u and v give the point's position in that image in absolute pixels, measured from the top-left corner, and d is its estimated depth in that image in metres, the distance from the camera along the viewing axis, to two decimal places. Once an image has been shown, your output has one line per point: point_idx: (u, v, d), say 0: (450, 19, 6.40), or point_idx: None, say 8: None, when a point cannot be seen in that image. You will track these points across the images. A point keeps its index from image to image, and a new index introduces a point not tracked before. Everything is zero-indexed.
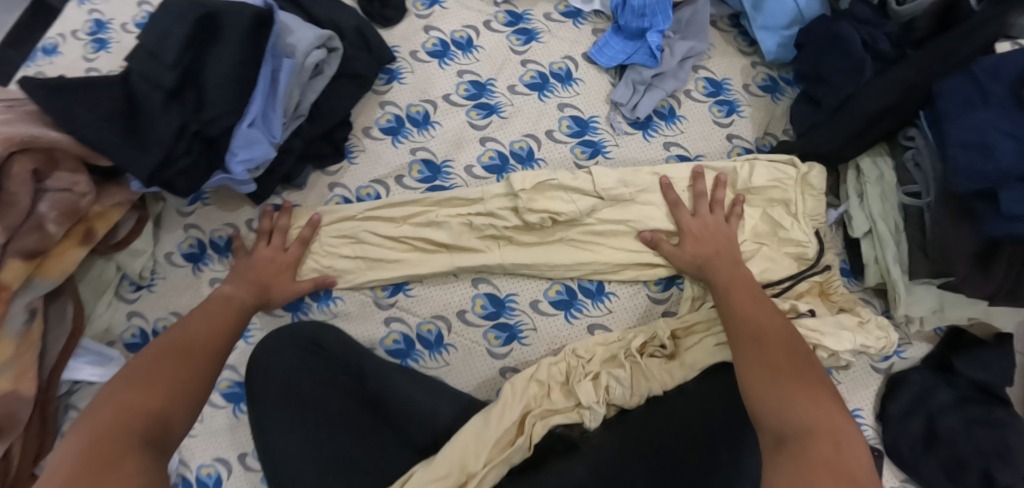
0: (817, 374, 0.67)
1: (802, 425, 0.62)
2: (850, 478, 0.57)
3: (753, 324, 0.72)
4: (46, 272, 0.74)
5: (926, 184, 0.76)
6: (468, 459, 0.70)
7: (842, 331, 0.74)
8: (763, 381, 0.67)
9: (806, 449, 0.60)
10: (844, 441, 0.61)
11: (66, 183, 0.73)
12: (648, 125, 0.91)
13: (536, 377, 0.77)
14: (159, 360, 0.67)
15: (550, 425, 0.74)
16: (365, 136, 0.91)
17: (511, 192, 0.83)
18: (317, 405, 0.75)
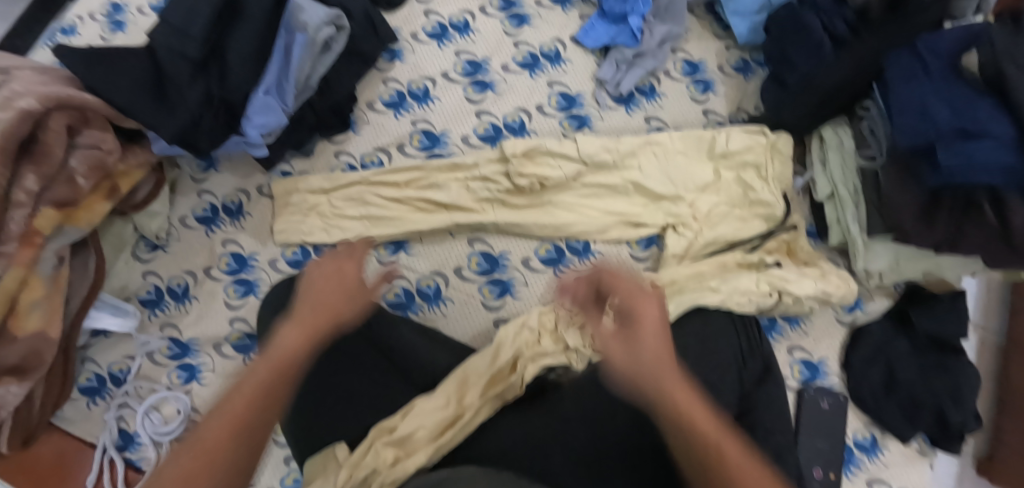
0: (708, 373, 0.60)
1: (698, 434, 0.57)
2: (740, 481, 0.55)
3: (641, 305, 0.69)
4: (76, 222, 0.80)
5: (880, 148, 0.86)
6: (464, 390, 0.78)
7: (804, 278, 0.84)
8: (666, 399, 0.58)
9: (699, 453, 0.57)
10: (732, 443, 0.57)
11: (94, 141, 0.79)
12: (631, 101, 0.99)
13: (527, 324, 0.85)
14: (295, 326, 0.62)
15: (539, 366, 0.81)
16: (370, 109, 0.98)
17: (504, 157, 0.91)
18: (327, 343, 0.78)
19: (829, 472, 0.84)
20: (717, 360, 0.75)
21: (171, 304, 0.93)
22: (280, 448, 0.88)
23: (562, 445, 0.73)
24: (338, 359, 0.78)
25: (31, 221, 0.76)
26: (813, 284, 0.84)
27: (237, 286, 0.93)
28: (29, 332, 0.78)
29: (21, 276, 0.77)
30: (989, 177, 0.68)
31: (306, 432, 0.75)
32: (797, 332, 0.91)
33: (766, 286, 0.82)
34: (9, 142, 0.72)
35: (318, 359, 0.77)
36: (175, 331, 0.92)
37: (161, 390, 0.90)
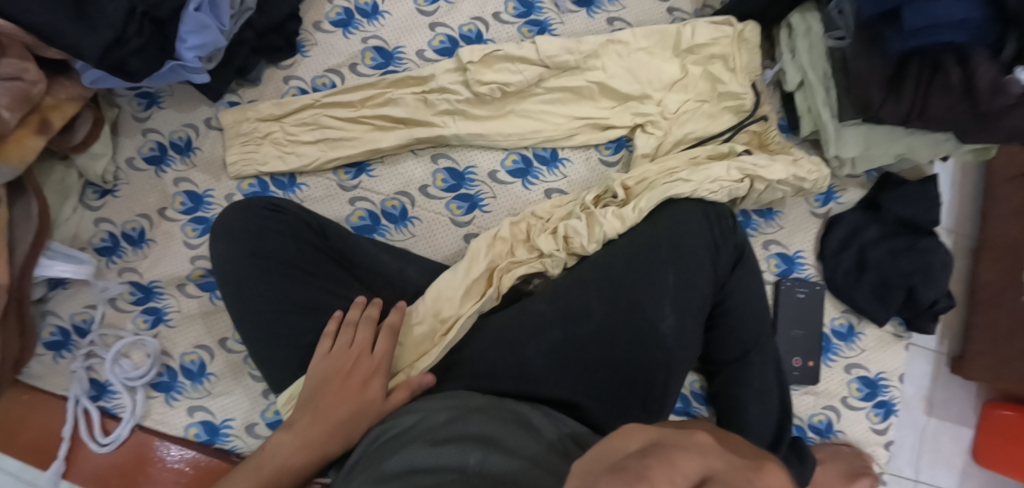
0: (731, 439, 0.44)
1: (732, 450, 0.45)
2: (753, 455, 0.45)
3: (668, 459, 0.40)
4: (6, 158, 0.77)
5: (848, 28, 0.80)
6: (441, 305, 0.77)
7: (775, 163, 0.82)
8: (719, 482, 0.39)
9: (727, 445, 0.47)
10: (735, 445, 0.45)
11: (14, 70, 0.75)
12: (591, 2, 0.94)
13: (500, 235, 0.83)
14: (340, 389, 0.67)
15: (514, 277, 0.80)
16: (316, 30, 0.92)
17: (460, 66, 0.87)
18: (287, 260, 0.76)
19: (808, 361, 0.86)
20: (693, 253, 0.75)
21: (128, 249, 0.89)
22: (259, 383, 0.87)
23: (543, 345, 0.70)
24: (302, 276, 0.76)
25: None
26: (785, 170, 0.82)
27: (195, 224, 0.89)
28: None
29: None
30: (953, 34, 0.67)
31: (280, 355, 0.72)
32: (771, 226, 0.90)
33: (737, 173, 0.81)
34: None
35: (283, 279, 0.74)
36: (135, 276, 0.88)
37: (127, 336, 0.87)
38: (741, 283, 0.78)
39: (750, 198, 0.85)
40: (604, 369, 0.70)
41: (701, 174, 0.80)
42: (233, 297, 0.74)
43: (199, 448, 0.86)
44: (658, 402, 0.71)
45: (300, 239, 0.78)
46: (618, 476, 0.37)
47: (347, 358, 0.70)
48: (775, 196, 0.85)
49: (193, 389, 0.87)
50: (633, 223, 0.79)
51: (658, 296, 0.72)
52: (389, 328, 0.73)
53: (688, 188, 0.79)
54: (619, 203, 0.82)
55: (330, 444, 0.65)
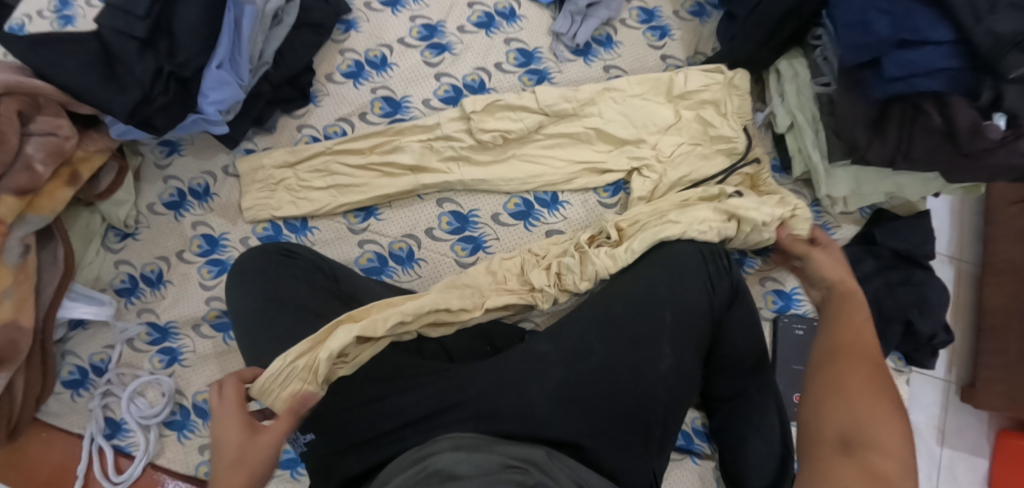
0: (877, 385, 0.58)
1: (839, 335, 0.62)
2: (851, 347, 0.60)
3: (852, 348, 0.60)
4: (38, 209, 0.82)
5: (833, 73, 0.84)
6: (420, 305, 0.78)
7: (762, 206, 0.84)
8: (837, 343, 0.61)
9: (845, 371, 0.59)
10: (854, 331, 0.62)
11: (50, 127, 0.81)
12: (588, 52, 0.98)
13: (491, 268, 0.88)
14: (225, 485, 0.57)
15: (500, 299, 0.85)
16: (328, 81, 0.97)
17: (465, 115, 0.91)
18: (290, 294, 0.79)
19: None
20: (686, 291, 0.77)
21: (146, 290, 0.92)
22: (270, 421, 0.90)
23: (546, 386, 0.72)
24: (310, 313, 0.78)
25: None
26: (771, 210, 0.84)
27: (211, 266, 0.93)
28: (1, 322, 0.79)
29: None
30: (929, 81, 0.70)
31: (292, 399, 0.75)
32: (766, 262, 0.92)
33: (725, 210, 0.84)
34: None
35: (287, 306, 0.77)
36: (153, 316, 0.92)
37: (144, 375, 0.90)
38: (734, 321, 0.80)
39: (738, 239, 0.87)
40: (605, 409, 0.72)
41: (690, 213, 0.84)
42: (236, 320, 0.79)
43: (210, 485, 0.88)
44: (658, 438, 0.73)
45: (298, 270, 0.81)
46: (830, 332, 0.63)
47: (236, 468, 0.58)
48: (760, 238, 0.85)
49: (205, 427, 0.89)
50: (625, 261, 0.83)
51: (656, 336, 0.75)
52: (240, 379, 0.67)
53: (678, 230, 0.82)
54: (613, 243, 0.86)
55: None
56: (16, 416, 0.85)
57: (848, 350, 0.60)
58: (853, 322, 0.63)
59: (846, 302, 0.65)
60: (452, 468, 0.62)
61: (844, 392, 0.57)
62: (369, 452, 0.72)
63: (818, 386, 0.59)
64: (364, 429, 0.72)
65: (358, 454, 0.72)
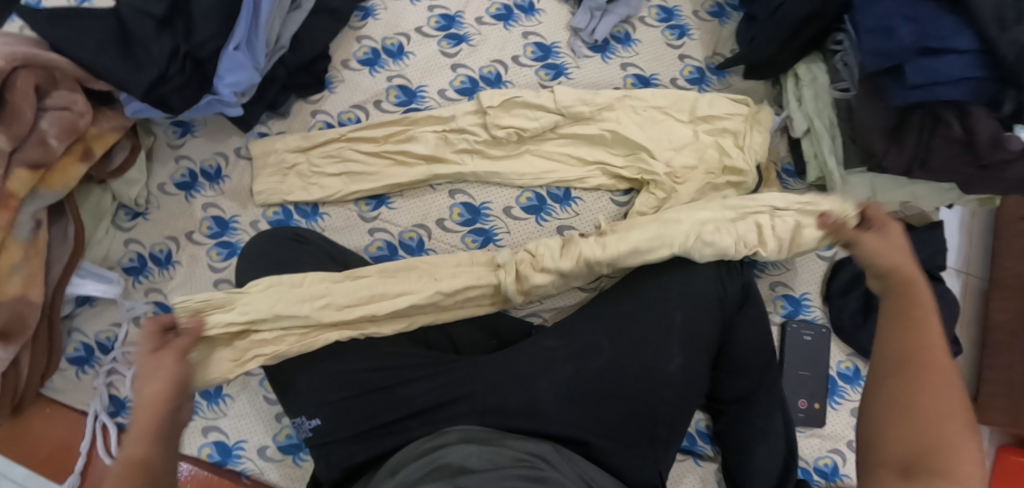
0: (942, 402, 0.55)
1: (901, 346, 0.58)
2: (920, 361, 0.56)
3: (920, 356, 0.57)
4: (50, 185, 0.82)
5: (853, 79, 0.84)
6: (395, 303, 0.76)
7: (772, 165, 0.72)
8: (899, 351, 0.57)
9: (915, 384, 0.55)
10: (918, 339, 0.57)
11: (64, 102, 0.80)
12: (606, 48, 0.98)
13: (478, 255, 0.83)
14: (138, 433, 0.55)
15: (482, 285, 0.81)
16: (344, 67, 0.96)
17: (480, 109, 0.91)
18: (296, 277, 0.79)
19: (814, 403, 0.88)
20: (696, 293, 0.78)
21: (155, 270, 0.92)
22: (274, 405, 0.90)
23: (552, 383, 0.73)
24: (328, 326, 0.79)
25: (5, 182, 0.77)
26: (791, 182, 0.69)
27: (220, 249, 0.92)
28: (9, 296, 0.79)
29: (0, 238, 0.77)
30: (950, 91, 0.70)
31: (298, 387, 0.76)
32: (778, 268, 0.92)
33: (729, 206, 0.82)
34: None
35: (299, 305, 0.78)
36: (160, 296, 0.92)
37: None
38: (743, 324, 0.80)
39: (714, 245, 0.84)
40: (611, 405, 0.73)
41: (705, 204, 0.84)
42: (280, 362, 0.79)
43: (211, 468, 0.88)
44: (665, 439, 0.73)
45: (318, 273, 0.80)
46: (890, 327, 0.59)
47: (151, 415, 0.56)
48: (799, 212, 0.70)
49: (209, 409, 0.89)
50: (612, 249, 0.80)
51: (666, 336, 0.76)
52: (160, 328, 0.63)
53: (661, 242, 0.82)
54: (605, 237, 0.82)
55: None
56: (22, 389, 0.85)
57: (919, 357, 0.56)
58: (925, 324, 0.58)
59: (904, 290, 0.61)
60: (464, 461, 0.64)
61: (914, 421, 0.54)
62: (371, 442, 0.73)
63: (888, 415, 0.56)
64: (368, 419, 0.73)
65: (360, 444, 0.73)
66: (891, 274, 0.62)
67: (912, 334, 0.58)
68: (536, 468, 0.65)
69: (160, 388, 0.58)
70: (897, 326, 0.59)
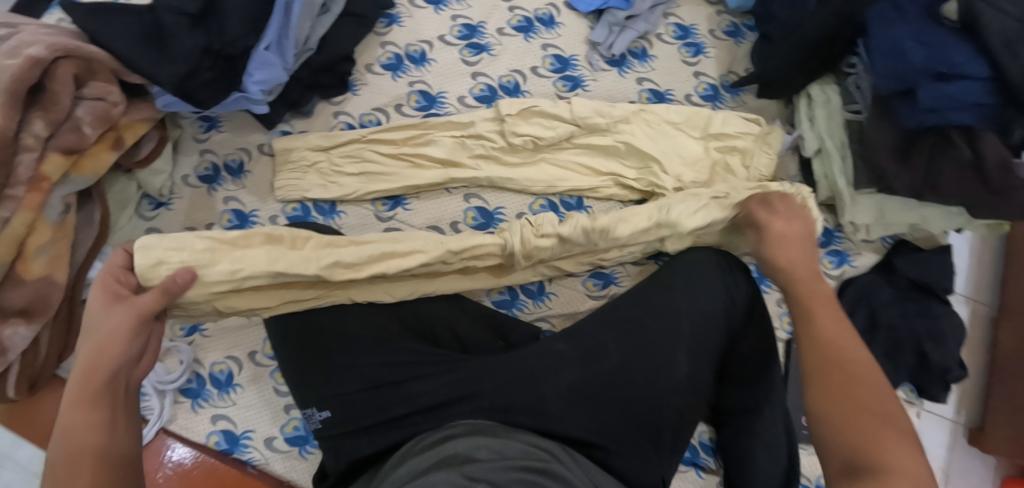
0: (854, 373, 0.65)
1: (817, 340, 0.68)
2: (840, 353, 0.66)
3: (828, 346, 0.67)
4: (81, 170, 0.85)
5: (866, 102, 0.87)
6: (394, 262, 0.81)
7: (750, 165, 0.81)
8: (813, 343, 0.68)
9: (830, 379, 0.65)
10: (817, 328, 0.69)
11: (100, 92, 0.83)
12: (623, 63, 1.00)
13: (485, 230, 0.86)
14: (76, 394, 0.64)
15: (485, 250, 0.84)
16: (367, 71, 0.99)
17: (498, 116, 0.93)
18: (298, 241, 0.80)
19: None
20: (704, 307, 0.80)
21: None
22: (283, 397, 0.91)
23: (559, 384, 0.75)
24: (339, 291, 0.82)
25: (39, 165, 0.81)
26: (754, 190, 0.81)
27: None
28: (35, 275, 0.83)
29: (30, 220, 0.81)
30: (960, 115, 0.72)
31: (304, 377, 0.78)
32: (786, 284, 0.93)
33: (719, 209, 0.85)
34: (17, 87, 0.77)
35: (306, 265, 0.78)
36: None
37: (164, 342, 0.91)
38: (749, 337, 0.82)
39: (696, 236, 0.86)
40: (617, 410, 0.74)
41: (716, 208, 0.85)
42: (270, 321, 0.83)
43: (218, 456, 0.90)
44: (669, 445, 0.75)
45: (338, 255, 0.79)
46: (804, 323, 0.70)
47: (81, 402, 0.64)
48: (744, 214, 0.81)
49: (219, 398, 0.91)
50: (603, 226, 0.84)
51: (673, 343, 0.77)
52: (110, 290, 0.71)
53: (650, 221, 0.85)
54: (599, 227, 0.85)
55: (107, 469, 0.61)
56: (38, 369, 0.87)
57: (830, 343, 0.67)
58: (820, 322, 0.69)
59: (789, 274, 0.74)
60: (472, 452, 0.67)
61: (844, 414, 0.62)
62: (379, 434, 0.75)
63: (821, 409, 0.64)
64: (376, 412, 0.76)
65: (368, 436, 0.75)
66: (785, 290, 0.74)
67: (820, 318, 0.69)
68: (543, 460, 0.67)
69: (87, 367, 0.66)
70: (806, 322, 0.70)
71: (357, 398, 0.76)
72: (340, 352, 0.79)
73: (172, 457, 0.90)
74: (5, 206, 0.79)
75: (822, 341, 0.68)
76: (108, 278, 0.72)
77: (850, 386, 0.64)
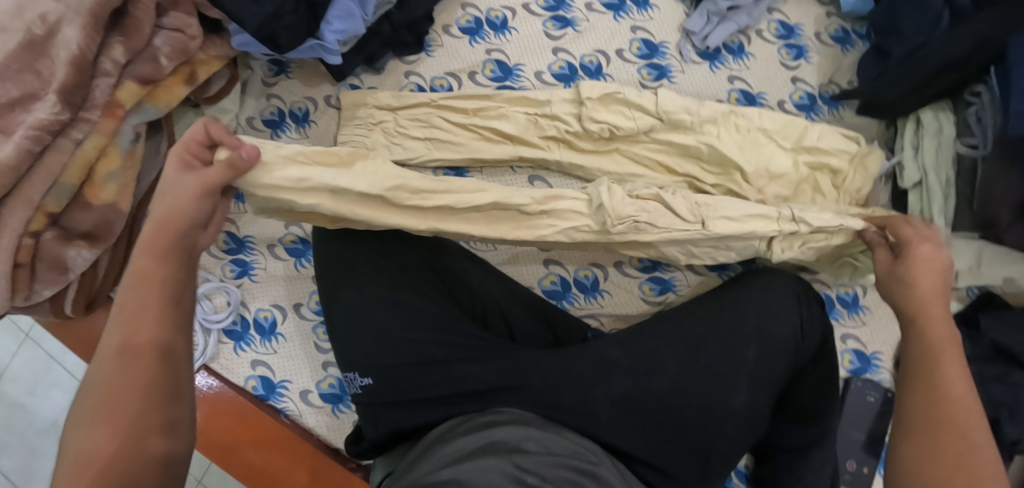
0: (971, 435, 0.59)
1: (931, 389, 0.63)
2: (956, 409, 0.61)
3: (943, 399, 0.62)
4: (155, 100, 0.84)
5: (984, 137, 0.79)
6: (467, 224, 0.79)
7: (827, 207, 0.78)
8: (921, 393, 0.63)
9: (937, 436, 0.60)
10: (938, 378, 0.63)
11: (179, 24, 0.82)
12: (716, 57, 0.94)
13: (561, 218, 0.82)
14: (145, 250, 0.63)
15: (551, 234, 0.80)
16: (445, 33, 0.96)
17: (578, 98, 0.88)
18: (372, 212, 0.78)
19: (863, 466, 0.85)
20: (772, 335, 0.76)
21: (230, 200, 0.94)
22: (324, 354, 0.92)
23: (610, 390, 0.73)
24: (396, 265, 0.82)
25: (115, 92, 0.80)
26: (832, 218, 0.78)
27: None
28: (102, 201, 0.82)
29: (101, 145, 0.80)
30: None
31: (352, 340, 0.78)
32: (853, 319, 0.88)
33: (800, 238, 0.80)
34: (100, 10, 0.75)
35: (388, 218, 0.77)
36: (232, 227, 0.94)
37: (214, 281, 0.92)
38: (816, 374, 0.78)
39: (805, 242, 0.80)
40: (668, 428, 0.72)
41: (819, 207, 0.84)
42: (328, 278, 0.82)
43: (252, 400, 0.90)
44: (717, 473, 0.72)
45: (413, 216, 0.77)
46: (914, 370, 0.66)
47: (153, 258, 0.62)
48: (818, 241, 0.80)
49: (261, 344, 0.91)
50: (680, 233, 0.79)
51: (735, 368, 0.74)
52: (185, 163, 0.67)
53: (773, 225, 0.79)
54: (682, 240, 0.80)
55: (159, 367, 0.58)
56: (94, 289, 0.86)
57: (952, 397, 0.62)
58: (945, 375, 0.63)
59: (919, 319, 0.68)
60: (520, 443, 0.66)
61: (940, 477, 0.57)
62: (419, 410, 0.75)
63: (914, 465, 0.59)
64: (419, 388, 0.75)
65: (409, 410, 0.75)
66: (909, 324, 0.69)
67: (940, 367, 0.64)
68: (591, 463, 0.66)
69: (157, 235, 0.63)
70: (926, 369, 0.65)
71: (402, 368, 0.76)
72: (390, 320, 0.78)
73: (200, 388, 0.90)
74: (80, 129, 0.78)
75: (938, 392, 0.62)
76: (182, 147, 0.67)
77: (961, 447, 0.59)
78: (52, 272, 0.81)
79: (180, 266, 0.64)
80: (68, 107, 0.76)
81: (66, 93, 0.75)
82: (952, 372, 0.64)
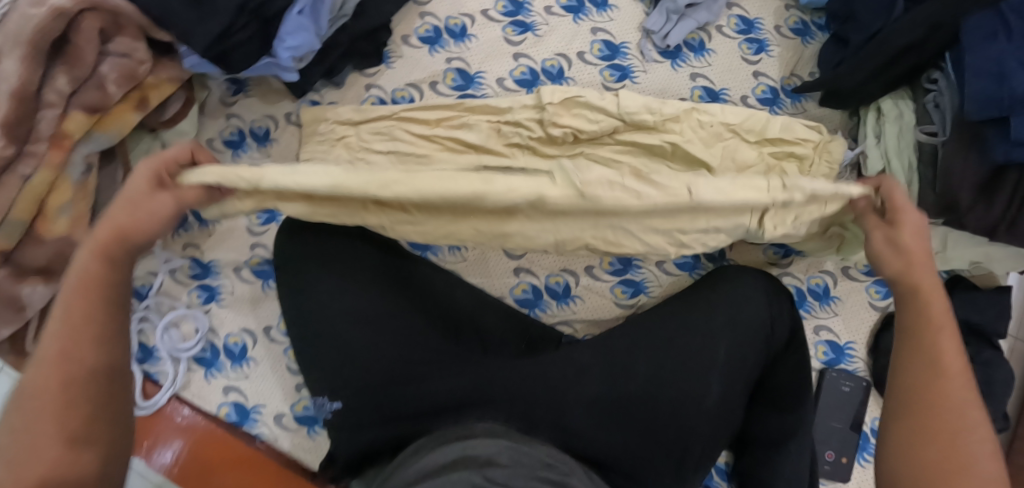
0: (964, 420, 0.61)
1: (929, 369, 0.64)
2: (950, 393, 0.62)
3: (938, 381, 0.63)
4: (105, 128, 0.81)
5: (943, 124, 0.79)
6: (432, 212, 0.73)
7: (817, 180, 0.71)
8: (918, 373, 0.64)
9: (931, 421, 0.62)
10: (934, 355, 0.64)
11: (125, 49, 0.79)
12: (677, 55, 0.93)
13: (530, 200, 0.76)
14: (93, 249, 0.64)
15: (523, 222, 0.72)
16: (404, 43, 0.95)
17: (539, 104, 0.87)
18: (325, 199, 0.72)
19: (841, 456, 0.85)
20: (743, 332, 0.77)
21: (194, 225, 0.93)
22: (295, 376, 0.90)
23: (582, 396, 0.73)
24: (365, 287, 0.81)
25: (61, 123, 0.78)
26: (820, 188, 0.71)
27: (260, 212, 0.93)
28: (55, 235, 0.80)
29: (51, 178, 0.79)
30: None
31: (325, 365, 0.78)
32: (824, 311, 0.88)
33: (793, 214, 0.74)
34: (40, 39, 0.73)
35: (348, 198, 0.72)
36: (197, 252, 0.92)
37: (180, 308, 0.90)
38: (784, 366, 0.79)
39: (799, 216, 0.74)
40: (642, 430, 0.72)
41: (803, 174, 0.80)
42: (298, 303, 0.81)
43: (227, 427, 0.89)
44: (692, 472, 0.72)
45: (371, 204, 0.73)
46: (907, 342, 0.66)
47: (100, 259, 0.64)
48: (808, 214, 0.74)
49: (232, 370, 0.90)
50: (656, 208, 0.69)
51: (705, 367, 0.74)
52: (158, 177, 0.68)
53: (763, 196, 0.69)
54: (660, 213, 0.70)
55: (97, 383, 0.60)
56: None
57: (947, 376, 0.63)
58: (941, 351, 0.64)
59: (916, 292, 0.66)
60: (492, 456, 0.64)
61: (934, 465, 0.60)
62: (393, 428, 0.74)
63: (909, 450, 0.61)
64: (392, 407, 0.74)
65: (381, 429, 0.74)
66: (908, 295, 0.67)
67: (938, 343, 0.64)
68: (562, 474, 0.65)
69: (111, 240, 0.65)
70: (919, 345, 0.65)
71: (374, 389, 0.75)
72: (362, 339, 0.78)
73: (177, 418, 0.89)
74: (26, 163, 0.76)
75: (934, 369, 0.63)
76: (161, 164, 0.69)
77: (954, 433, 0.61)
78: (8, 309, 0.79)
79: (125, 260, 0.65)
80: (12, 142, 0.74)
81: (9, 127, 0.74)
82: (948, 348, 0.64)
